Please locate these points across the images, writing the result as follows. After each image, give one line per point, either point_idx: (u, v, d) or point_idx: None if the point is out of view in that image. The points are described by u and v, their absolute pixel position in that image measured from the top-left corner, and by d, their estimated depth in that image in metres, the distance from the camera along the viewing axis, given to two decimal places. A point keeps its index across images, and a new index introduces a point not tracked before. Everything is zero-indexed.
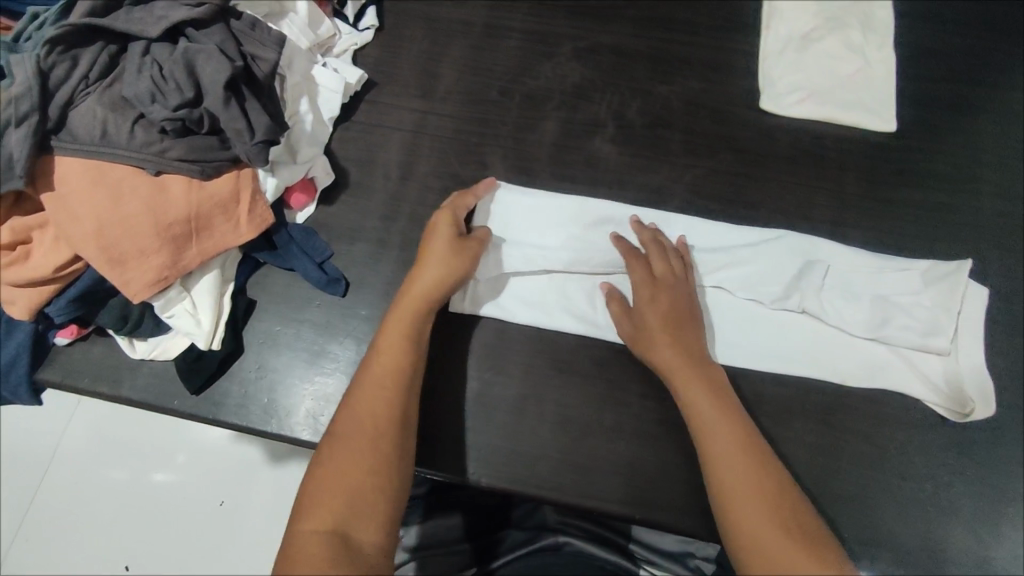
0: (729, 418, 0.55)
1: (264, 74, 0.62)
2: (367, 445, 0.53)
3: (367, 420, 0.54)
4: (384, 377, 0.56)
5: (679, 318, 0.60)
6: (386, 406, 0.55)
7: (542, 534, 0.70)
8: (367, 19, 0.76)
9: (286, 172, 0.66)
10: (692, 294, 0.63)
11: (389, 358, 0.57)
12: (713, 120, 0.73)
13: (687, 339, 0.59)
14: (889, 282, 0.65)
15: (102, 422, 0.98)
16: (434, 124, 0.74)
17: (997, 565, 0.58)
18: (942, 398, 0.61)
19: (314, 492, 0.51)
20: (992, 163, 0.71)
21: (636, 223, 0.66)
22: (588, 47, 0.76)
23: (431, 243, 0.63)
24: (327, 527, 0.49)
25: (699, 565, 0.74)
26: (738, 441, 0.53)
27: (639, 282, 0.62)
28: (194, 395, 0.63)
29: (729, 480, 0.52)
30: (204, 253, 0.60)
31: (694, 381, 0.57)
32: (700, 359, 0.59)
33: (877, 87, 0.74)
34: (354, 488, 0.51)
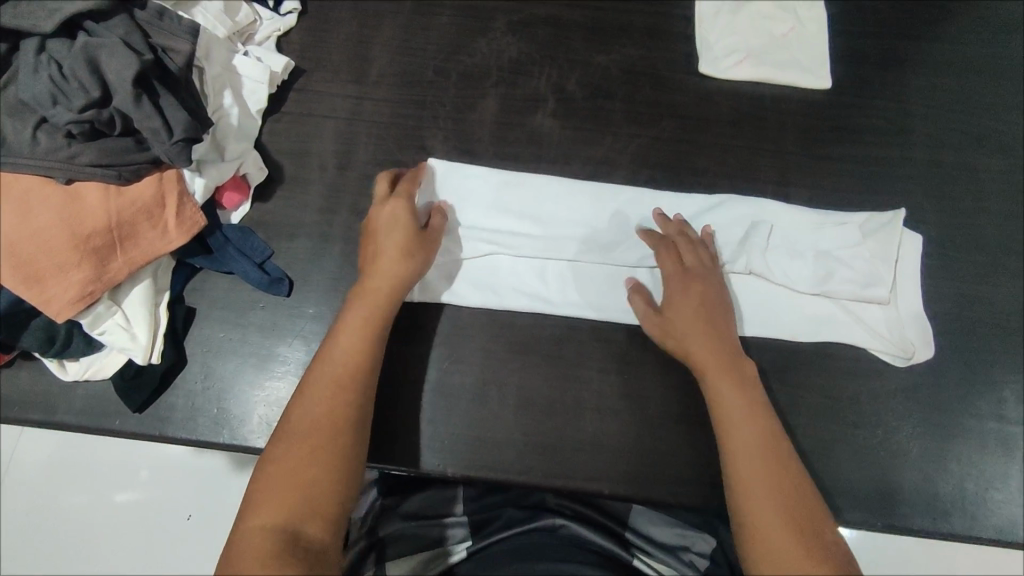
0: (748, 411, 0.55)
1: (177, 68, 0.59)
2: (325, 440, 0.51)
3: (324, 416, 0.52)
4: (343, 373, 0.55)
5: (705, 311, 0.60)
6: (343, 402, 0.53)
7: (539, 515, 0.69)
8: (288, 2, 0.72)
9: (214, 170, 0.62)
10: (719, 288, 0.62)
11: (349, 354, 0.56)
12: (653, 87, 0.73)
13: (715, 330, 0.59)
14: (832, 236, 0.66)
15: (43, 451, 0.92)
16: (368, 110, 0.71)
17: (946, 499, 0.61)
18: (889, 347, 0.63)
19: (265, 487, 0.49)
20: (922, 115, 0.73)
21: (661, 215, 0.66)
22: (523, 20, 0.74)
23: (385, 235, 0.60)
24: (278, 522, 0.47)
25: (693, 559, 0.70)
26: (757, 435, 0.54)
27: (672, 274, 0.62)
28: (135, 412, 0.60)
29: (749, 477, 0.52)
30: (131, 261, 0.57)
31: (715, 369, 0.57)
32: (733, 356, 0.58)
33: (810, 45, 0.74)
34: (308, 482, 0.49)
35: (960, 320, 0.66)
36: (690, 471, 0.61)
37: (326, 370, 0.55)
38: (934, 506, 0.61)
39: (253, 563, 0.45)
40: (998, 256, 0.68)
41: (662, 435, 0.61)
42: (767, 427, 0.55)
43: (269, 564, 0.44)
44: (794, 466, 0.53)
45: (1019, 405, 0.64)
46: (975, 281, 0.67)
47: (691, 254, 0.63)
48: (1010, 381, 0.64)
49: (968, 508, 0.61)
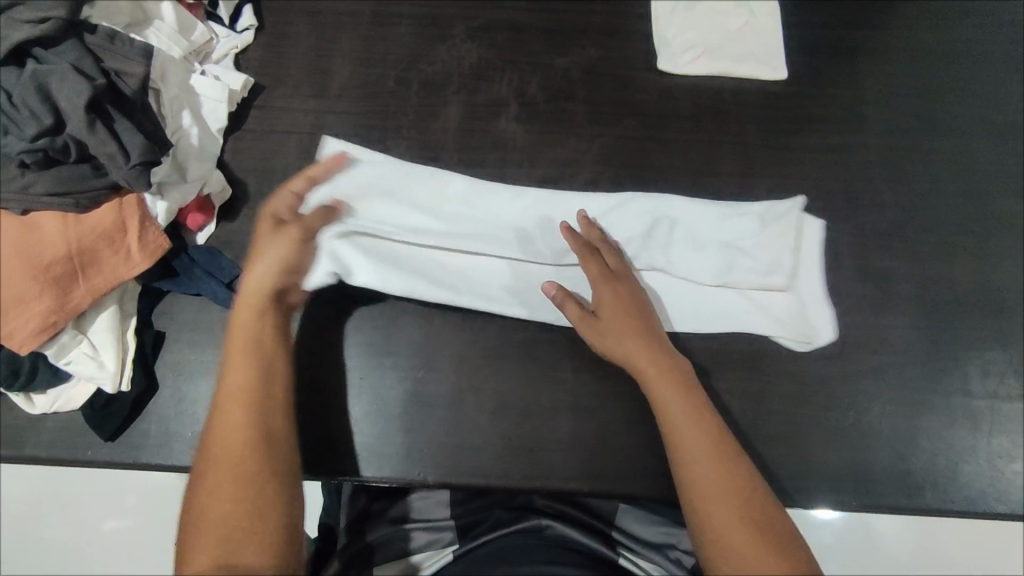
0: (693, 412, 0.56)
1: (132, 91, 0.58)
2: (239, 467, 0.52)
3: (234, 441, 0.53)
4: (239, 399, 0.54)
5: (632, 314, 0.61)
6: (240, 426, 0.53)
7: (526, 515, 0.69)
8: (244, 19, 0.72)
9: (175, 192, 0.62)
10: (637, 287, 0.64)
11: (242, 373, 0.55)
12: (614, 86, 0.74)
13: (651, 334, 0.60)
14: (731, 228, 0.68)
15: (14, 487, 0.89)
16: (331, 123, 0.71)
17: (917, 476, 0.62)
18: (787, 332, 0.64)
19: (194, 535, 0.50)
20: (876, 102, 0.75)
21: (584, 219, 0.65)
22: (481, 26, 0.75)
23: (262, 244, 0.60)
24: (219, 558, 0.49)
25: (680, 557, 0.71)
26: (707, 440, 0.55)
27: (597, 279, 0.63)
28: (107, 441, 0.59)
29: (704, 485, 0.53)
30: (94, 289, 0.56)
31: (659, 376, 0.58)
32: (667, 357, 0.59)
33: (765, 38, 0.76)
34: (233, 518, 0.50)
35: (921, 300, 0.67)
36: (668, 465, 0.61)
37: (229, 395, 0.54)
38: (907, 483, 0.62)
39: None
40: (955, 235, 0.70)
41: (639, 431, 0.62)
42: (716, 434, 0.55)
43: None
44: (741, 460, 0.55)
45: (983, 379, 0.65)
46: (934, 261, 0.69)
47: (614, 257, 0.64)
48: (973, 356, 0.66)
49: (940, 484, 0.62)
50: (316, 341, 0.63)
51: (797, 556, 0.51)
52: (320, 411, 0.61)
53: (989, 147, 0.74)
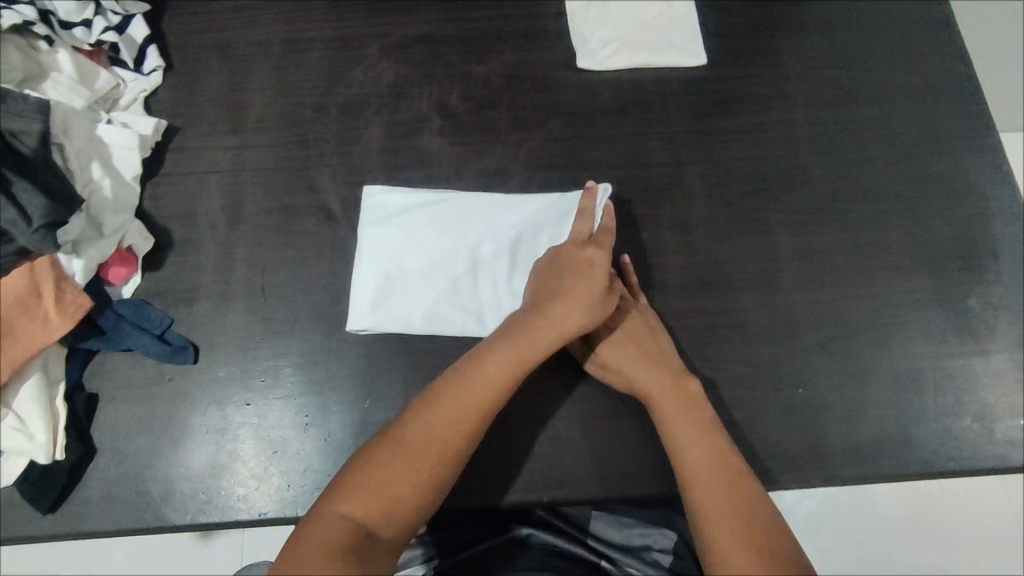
0: (703, 433, 0.57)
1: (29, 150, 0.56)
2: (440, 457, 0.54)
3: (446, 442, 0.54)
4: (482, 403, 0.55)
5: (642, 341, 0.62)
6: (463, 433, 0.54)
7: (507, 526, 0.68)
8: (150, 61, 0.70)
9: (92, 248, 0.60)
10: (649, 313, 0.64)
11: (492, 384, 0.56)
12: (536, 89, 0.73)
13: (658, 358, 0.61)
14: (487, 219, 0.66)
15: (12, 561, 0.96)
16: (252, 158, 0.69)
17: (872, 444, 0.62)
18: None
19: (358, 479, 0.52)
20: (796, 77, 0.75)
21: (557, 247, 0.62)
22: (396, 43, 0.74)
23: (573, 279, 0.60)
24: (363, 514, 0.51)
25: (658, 558, 0.70)
26: (714, 462, 0.56)
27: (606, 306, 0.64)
28: (47, 514, 0.56)
29: (708, 504, 0.54)
30: (12, 360, 0.54)
31: (667, 399, 0.59)
32: (677, 376, 0.60)
33: (680, 25, 0.76)
34: (401, 497, 0.52)
35: (858, 269, 0.68)
36: (627, 464, 0.61)
37: (448, 411, 0.55)
38: (863, 452, 0.62)
39: (320, 547, 0.49)
40: (885, 200, 0.71)
41: (594, 434, 0.62)
42: (724, 452, 0.57)
43: (336, 555, 0.48)
44: (750, 480, 0.56)
45: (926, 340, 0.66)
46: (866, 228, 0.70)
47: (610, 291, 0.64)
48: (914, 318, 0.67)
49: (895, 449, 0.62)
50: (258, 383, 0.61)
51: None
52: (268, 453, 0.60)
53: (910, 109, 0.74)
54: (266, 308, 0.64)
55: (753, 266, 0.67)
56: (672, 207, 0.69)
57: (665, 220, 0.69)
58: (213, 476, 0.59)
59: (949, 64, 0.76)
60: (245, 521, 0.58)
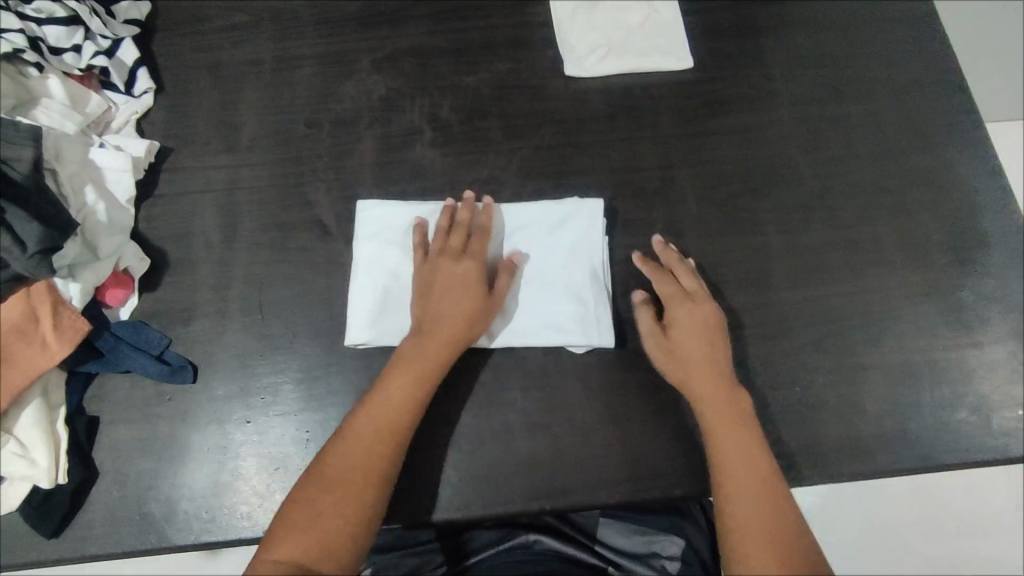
0: (750, 443, 0.57)
1: (21, 175, 0.56)
2: (361, 480, 0.54)
3: (359, 461, 0.55)
4: (384, 422, 0.56)
5: (710, 342, 0.61)
6: (377, 453, 0.55)
7: (514, 532, 0.69)
8: (141, 83, 0.71)
9: (88, 272, 0.60)
10: (721, 316, 0.63)
11: (391, 401, 0.57)
12: (526, 98, 0.74)
13: (724, 364, 0.61)
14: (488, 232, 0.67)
15: None
16: (245, 176, 0.69)
17: (871, 440, 0.63)
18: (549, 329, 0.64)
19: (288, 520, 0.53)
20: (784, 77, 0.76)
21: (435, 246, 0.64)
22: (386, 57, 0.74)
23: (448, 284, 0.62)
24: (298, 553, 0.51)
25: (666, 564, 0.70)
26: (757, 474, 0.56)
27: (676, 296, 0.63)
28: (51, 539, 0.56)
29: (739, 515, 0.54)
30: (12, 386, 0.55)
31: (718, 404, 0.59)
32: (734, 387, 0.60)
33: (667, 30, 0.77)
34: (334, 530, 0.52)
35: (851, 266, 0.68)
36: (627, 468, 0.61)
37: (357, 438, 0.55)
38: (861, 448, 0.62)
39: None
40: (875, 196, 0.71)
41: (594, 439, 0.62)
42: (767, 467, 0.56)
43: None
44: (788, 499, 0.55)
45: (921, 334, 0.66)
46: (858, 225, 0.70)
47: (681, 286, 0.64)
48: (908, 313, 0.67)
49: (894, 444, 0.63)
50: (258, 399, 0.62)
51: None
52: (270, 470, 0.60)
53: (898, 105, 0.75)
54: (264, 325, 0.64)
55: (747, 266, 0.68)
56: (665, 210, 0.70)
57: (658, 224, 0.69)
58: (215, 495, 0.59)
59: (935, 59, 0.77)
60: (249, 538, 0.58)
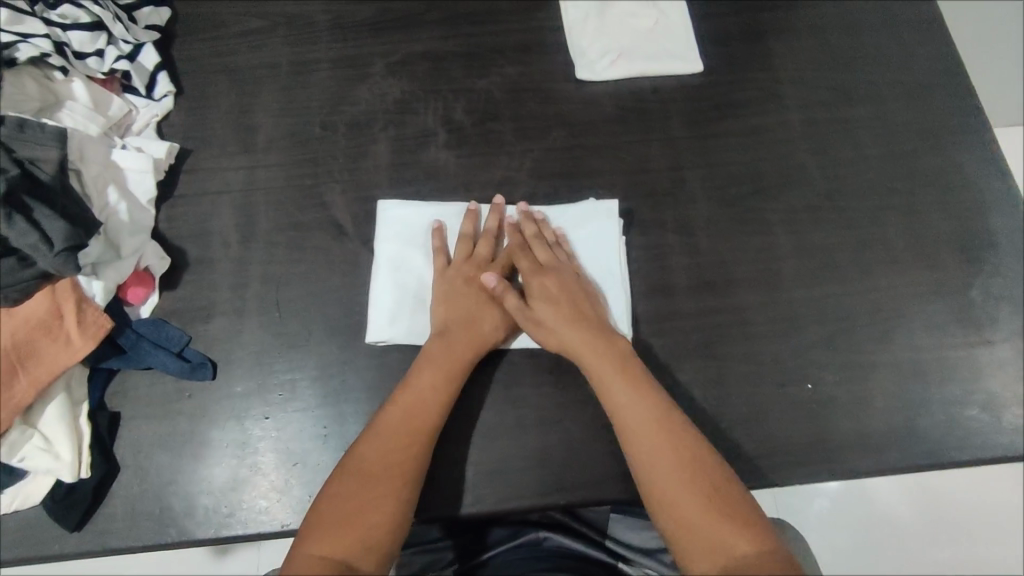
0: (630, 389, 0.58)
1: (48, 176, 0.57)
2: (394, 472, 0.55)
3: (391, 456, 0.55)
4: (416, 417, 0.58)
5: (575, 299, 0.63)
6: (408, 446, 0.56)
7: (525, 530, 0.69)
8: (161, 86, 0.72)
9: (111, 270, 0.61)
10: (578, 277, 0.66)
11: (421, 396, 0.59)
12: (538, 101, 0.75)
13: (591, 321, 0.62)
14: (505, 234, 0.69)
15: None
16: (263, 177, 0.71)
17: (881, 437, 0.63)
18: None
19: (324, 514, 0.53)
20: (792, 80, 0.77)
21: (462, 249, 0.67)
22: (400, 60, 0.76)
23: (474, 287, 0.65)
24: (337, 548, 0.51)
25: (676, 559, 0.69)
26: (648, 418, 0.57)
27: (529, 269, 0.65)
28: (73, 532, 0.57)
29: (647, 457, 0.55)
30: (36, 381, 0.55)
31: (593, 355, 0.60)
32: (607, 337, 0.61)
33: (676, 34, 0.78)
34: (372, 524, 0.53)
35: (860, 265, 0.69)
36: None
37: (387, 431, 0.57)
38: (872, 444, 0.63)
39: None
40: (883, 196, 0.72)
41: (607, 436, 0.62)
42: (661, 407, 0.58)
43: None
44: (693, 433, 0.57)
45: (930, 332, 0.67)
46: (866, 225, 0.71)
47: (545, 250, 0.66)
48: (917, 311, 0.68)
49: (903, 441, 0.63)
50: (276, 396, 0.63)
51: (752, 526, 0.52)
52: (288, 465, 0.61)
53: (904, 107, 0.76)
54: (281, 322, 0.65)
55: (757, 265, 0.69)
56: (675, 210, 0.71)
57: (668, 223, 0.70)
58: (233, 490, 0.60)
59: (940, 62, 0.78)
60: (267, 532, 0.59)
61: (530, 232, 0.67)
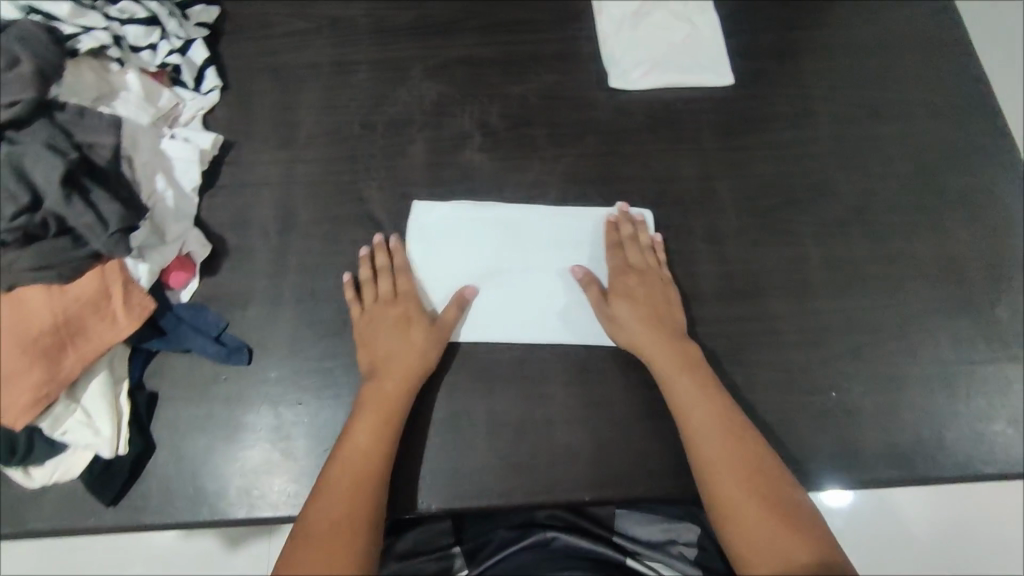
0: (699, 389, 0.61)
1: (105, 161, 0.60)
2: (347, 524, 0.55)
3: (366, 463, 0.58)
4: (360, 466, 0.58)
5: (654, 301, 0.66)
6: (360, 495, 0.56)
7: (532, 530, 0.68)
8: (208, 81, 0.74)
9: (157, 254, 0.64)
10: (667, 281, 0.68)
11: (365, 445, 0.59)
12: (571, 107, 0.77)
13: (666, 323, 0.65)
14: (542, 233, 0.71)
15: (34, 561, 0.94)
16: (303, 171, 0.73)
17: (904, 448, 0.64)
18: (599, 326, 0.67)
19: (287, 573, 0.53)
20: (821, 96, 0.78)
21: (374, 293, 0.66)
22: (438, 64, 0.78)
23: (391, 330, 0.64)
24: None
25: (684, 551, 0.71)
26: (714, 416, 0.60)
27: (615, 271, 0.68)
28: (110, 506, 0.59)
29: (708, 455, 0.58)
30: (82, 357, 0.57)
31: (666, 354, 0.63)
32: (679, 340, 0.64)
33: (708, 48, 0.80)
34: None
35: (886, 279, 0.70)
36: (663, 465, 0.63)
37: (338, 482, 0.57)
38: (894, 455, 0.64)
39: None
40: (910, 213, 0.73)
41: (631, 436, 0.63)
42: (724, 408, 0.60)
43: None
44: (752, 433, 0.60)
45: (955, 347, 0.68)
46: (893, 239, 0.72)
47: (637, 252, 0.69)
48: (942, 326, 0.68)
49: (926, 453, 0.64)
50: (310, 383, 0.64)
51: (806, 524, 0.55)
52: (318, 452, 0.62)
53: (932, 126, 0.77)
54: (317, 312, 0.67)
55: (784, 275, 0.70)
56: (704, 218, 0.72)
57: (697, 230, 0.72)
58: (267, 473, 0.61)
59: (968, 83, 0.79)
60: (296, 516, 0.60)
61: (626, 231, 0.70)
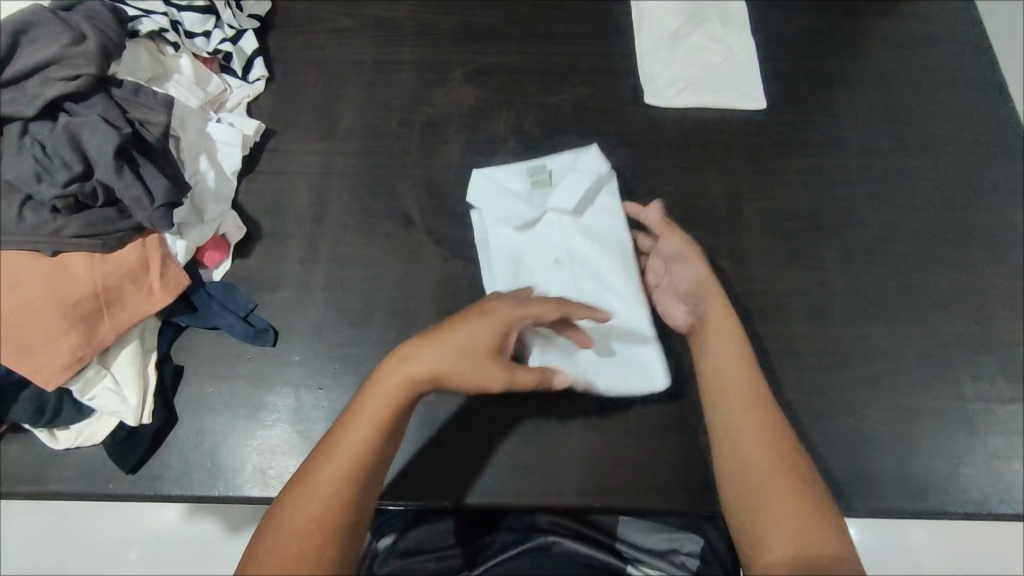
0: (750, 402, 0.58)
1: (155, 139, 0.62)
2: (352, 476, 0.51)
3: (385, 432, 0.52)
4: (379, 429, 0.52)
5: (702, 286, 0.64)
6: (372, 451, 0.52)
7: (534, 534, 0.67)
8: (256, 70, 0.76)
9: (195, 232, 0.65)
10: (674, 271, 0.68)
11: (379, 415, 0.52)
12: (605, 120, 0.78)
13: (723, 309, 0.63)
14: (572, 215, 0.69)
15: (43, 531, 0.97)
16: (339, 163, 0.75)
17: (920, 480, 0.64)
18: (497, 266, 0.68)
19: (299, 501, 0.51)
20: (853, 125, 0.79)
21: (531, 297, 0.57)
22: (477, 70, 0.80)
23: (462, 361, 0.53)
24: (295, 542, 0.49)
25: (685, 561, 0.69)
26: (765, 438, 0.56)
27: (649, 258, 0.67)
28: (129, 474, 0.61)
29: (741, 433, 0.57)
30: (117, 326, 0.59)
31: (737, 372, 0.59)
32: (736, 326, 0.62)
33: (742, 71, 0.81)
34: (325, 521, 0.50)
35: (908, 309, 0.70)
36: (677, 477, 0.63)
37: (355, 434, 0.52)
38: (908, 486, 0.63)
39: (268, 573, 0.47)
40: (935, 246, 0.73)
41: (645, 446, 0.64)
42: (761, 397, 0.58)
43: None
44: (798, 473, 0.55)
45: (977, 383, 0.67)
46: (918, 272, 0.72)
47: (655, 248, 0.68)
48: (964, 360, 0.68)
49: (942, 486, 0.64)
50: (332, 369, 0.65)
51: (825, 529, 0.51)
52: None
53: (963, 163, 0.78)
54: (344, 300, 0.68)
55: (807, 298, 0.70)
56: (729, 237, 0.73)
57: (722, 248, 0.72)
58: (283, 453, 0.62)
59: (1001, 123, 0.80)
60: None
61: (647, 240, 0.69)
